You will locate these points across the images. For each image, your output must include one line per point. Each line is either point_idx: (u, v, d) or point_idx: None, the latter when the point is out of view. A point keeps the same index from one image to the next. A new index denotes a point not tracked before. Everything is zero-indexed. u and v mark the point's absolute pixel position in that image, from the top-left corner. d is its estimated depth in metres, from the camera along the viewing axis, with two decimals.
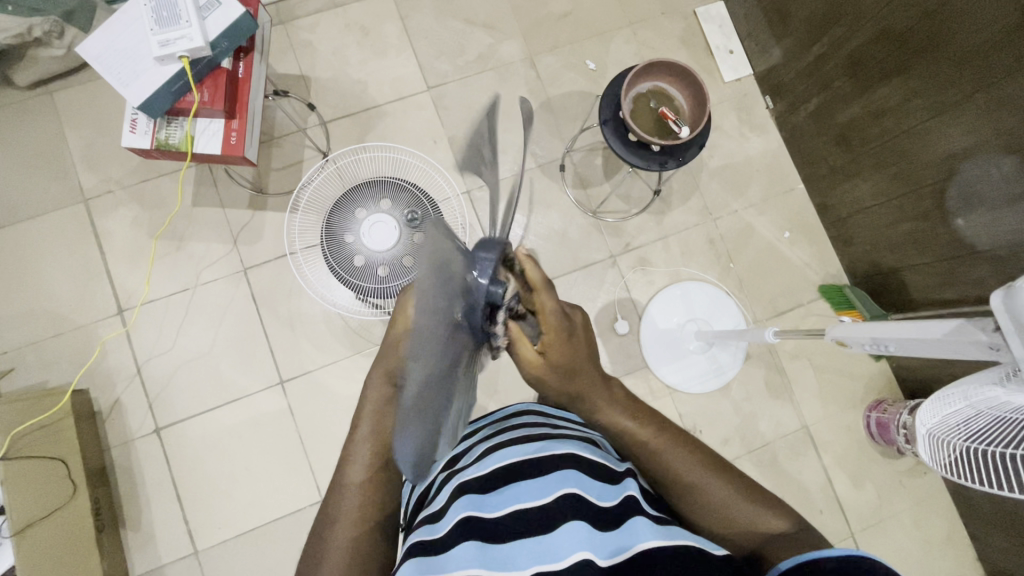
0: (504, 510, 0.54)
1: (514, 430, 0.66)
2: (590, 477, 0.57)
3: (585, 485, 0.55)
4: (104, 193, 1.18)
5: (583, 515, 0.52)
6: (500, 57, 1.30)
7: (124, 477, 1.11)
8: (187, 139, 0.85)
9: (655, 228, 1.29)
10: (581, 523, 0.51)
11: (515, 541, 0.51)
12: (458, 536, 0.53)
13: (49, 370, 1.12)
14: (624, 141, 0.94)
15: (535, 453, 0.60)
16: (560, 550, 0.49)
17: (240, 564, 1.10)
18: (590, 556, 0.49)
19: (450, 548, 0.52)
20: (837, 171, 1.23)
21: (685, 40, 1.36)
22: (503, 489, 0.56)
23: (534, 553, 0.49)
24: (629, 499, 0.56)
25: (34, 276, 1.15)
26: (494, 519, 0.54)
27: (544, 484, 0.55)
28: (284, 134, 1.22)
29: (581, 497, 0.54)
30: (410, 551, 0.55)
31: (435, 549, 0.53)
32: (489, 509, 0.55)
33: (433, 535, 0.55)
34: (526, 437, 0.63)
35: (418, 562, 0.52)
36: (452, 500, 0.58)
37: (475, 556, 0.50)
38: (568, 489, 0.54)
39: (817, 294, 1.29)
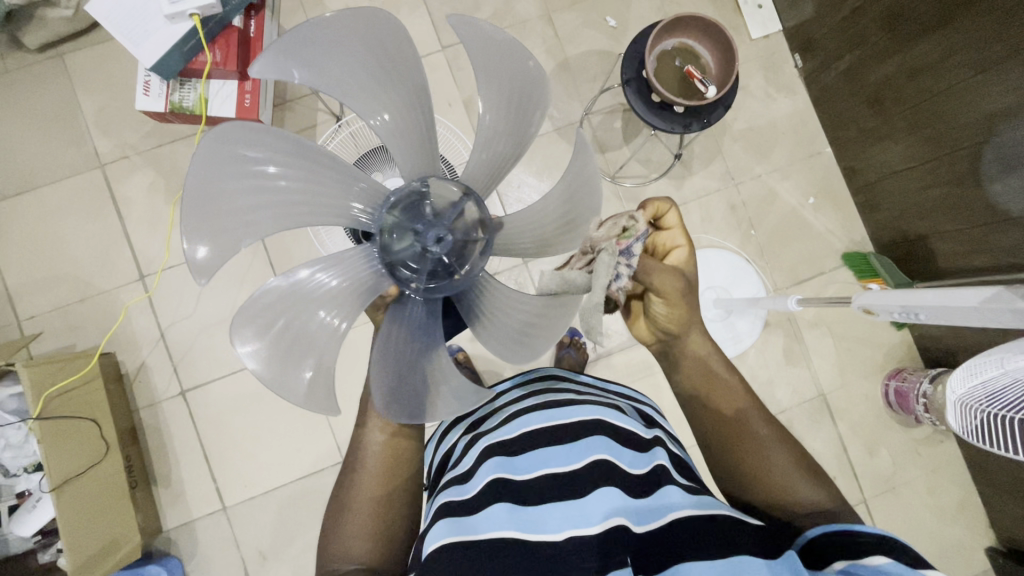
0: (534, 474, 0.55)
1: (539, 395, 0.67)
2: (620, 444, 0.57)
3: (616, 452, 0.56)
4: (120, 158, 1.17)
5: (615, 481, 0.53)
6: (516, 14, 1.25)
7: (153, 436, 1.15)
8: (202, 102, 0.84)
9: (675, 194, 1.26)
10: (615, 490, 0.52)
11: (548, 504, 0.52)
12: (489, 497, 0.54)
13: (76, 334, 1.15)
14: (647, 102, 0.91)
15: (564, 418, 0.60)
16: (596, 515, 0.50)
17: (267, 520, 1.15)
18: (624, 522, 0.50)
19: (482, 511, 0.53)
20: (867, 134, 1.18)
21: None
22: (532, 452, 0.57)
23: (567, 517, 0.50)
24: (660, 466, 0.57)
25: (56, 242, 1.16)
26: (525, 483, 0.54)
27: (575, 450, 0.56)
28: (296, 98, 1.20)
29: (612, 463, 0.55)
30: (440, 512, 0.56)
31: (467, 509, 0.54)
32: (519, 472, 0.55)
33: (463, 497, 0.56)
34: (553, 402, 0.64)
35: (450, 523, 0.53)
36: (480, 462, 0.58)
37: (508, 518, 0.51)
38: (599, 455, 0.55)
39: (840, 261, 1.26)
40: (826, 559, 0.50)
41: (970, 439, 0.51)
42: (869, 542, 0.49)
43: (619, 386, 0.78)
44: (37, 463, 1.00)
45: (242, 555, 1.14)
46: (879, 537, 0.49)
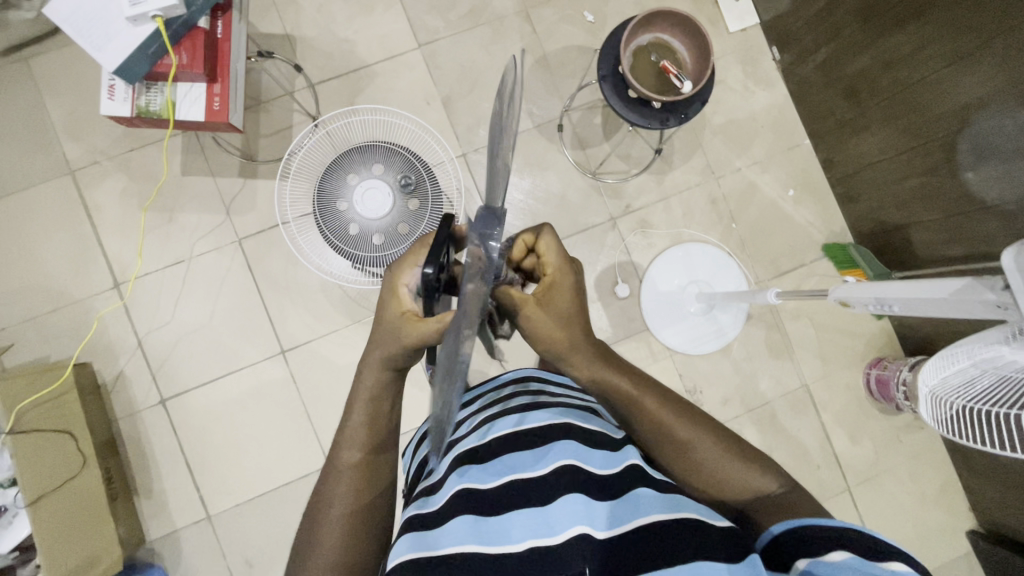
0: (498, 482, 0.54)
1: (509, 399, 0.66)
2: (589, 447, 0.57)
3: (583, 456, 0.56)
4: (90, 163, 1.15)
5: (580, 486, 0.52)
6: (493, 10, 1.24)
7: (133, 447, 1.13)
8: (169, 106, 0.82)
9: (656, 189, 1.26)
10: (578, 496, 0.51)
11: (511, 512, 0.51)
12: (454, 509, 0.53)
13: (50, 344, 1.12)
14: (624, 97, 0.90)
15: (532, 423, 0.60)
16: (560, 524, 0.50)
17: (252, 527, 1.13)
18: (586, 529, 0.49)
19: (445, 523, 0.52)
20: (844, 125, 1.18)
21: None
22: (499, 459, 0.57)
23: (528, 526, 0.50)
24: (631, 467, 0.57)
25: (26, 250, 1.13)
26: (490, 492, 0.54)
27: (541, 454, 0.56)
28: (271, 98, 1.18)
29: (580, 468, 0.54)
30: (407, 524, 0.56)
31: (430, 522, 0.54)
32: (484, 481, 0.55)
33: (429, 508, 0.55)
34: (522, 407, 0.63)
35: (412, 538, 0.53)
36: (448, 472, 0.58)
37: (469, 531, 0.51)
38: (566, 460, 0.55)
39: (820, 253, 1.27)
40: (790, 558, 0.50)
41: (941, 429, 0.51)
42: (832, 539, 0.49)
43: None
44: (11, 478, 0.98)
45: (228, 563, 1.12)
46: (840, 530, 0.50)
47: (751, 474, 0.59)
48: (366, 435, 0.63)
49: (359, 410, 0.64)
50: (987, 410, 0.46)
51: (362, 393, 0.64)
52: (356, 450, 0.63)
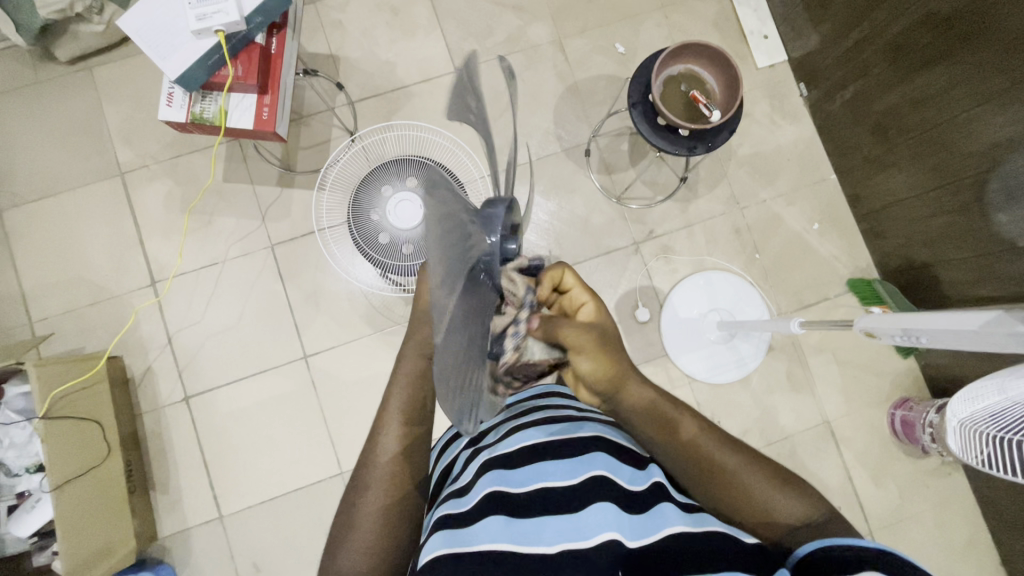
0: (530, 486, 0.56)
1: (539, 410, 0.68)
2: (618, 461, 0.59)
3: (614, 469, 0.58)
4: (139, 167, 1.21)
5: (611, 496, 0.54)
6: (528, 39, 1.29)
7: (155, 442, 1.15)
8: (221, 114, 0.86)
9: (680, 217, 1.27)
10: (610, 505, 0.53)
11: (545, 516, 0.52)
12: (486, 510, 0.54)
13: (86, 337, 1.16)
14: (653, 124, 0.93)
15: (562, 434, 0.62)
16: (591, 529, 0.51)
17: (262, 531, 1.14)
18: (616, 536, 0.50)
19: (478, 522, 0.54)
20: (872, 162, 1.19)
21: (718, 24, 1.32)
22: (530, 465, 0.58)
23: (562, 529, 0.51)
24: (656, 483, 0.59)
25: (73, 246, 1.19)
26: (521, 495, 0.55)
27: (573, 464, 0.57)
28: (312, 113, 1.24)
29: (610, 479, 0.56)
30: (437, 523, 0.57)
31: (462, 522, 0.55)
32: (516, 485, 0.56)
33: (460, 509, 0.57)
34: (555, 418, 0.65)
35: (446, 534, 0.54)
36: (479, 475, 0.59)
37: (502, 530, 0.52)
38: (597, 471, 0.56)
39: (845, 287, 1.27)
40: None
41: (969, 459, 0.51)
42: (862, 560, 0.49)
43: None
44: (38, 464, 1.01)
45: (236, 565, 1.13)
46: (875, 552, 0.49)
47: (775, 496, 0.59)
48: (402, 418, 0.67)
49: (396, 396, 0.68)
50: (1016, 440, 0.46)
51: (401, 379, 0.69)
52: (393, 433, 0.67)
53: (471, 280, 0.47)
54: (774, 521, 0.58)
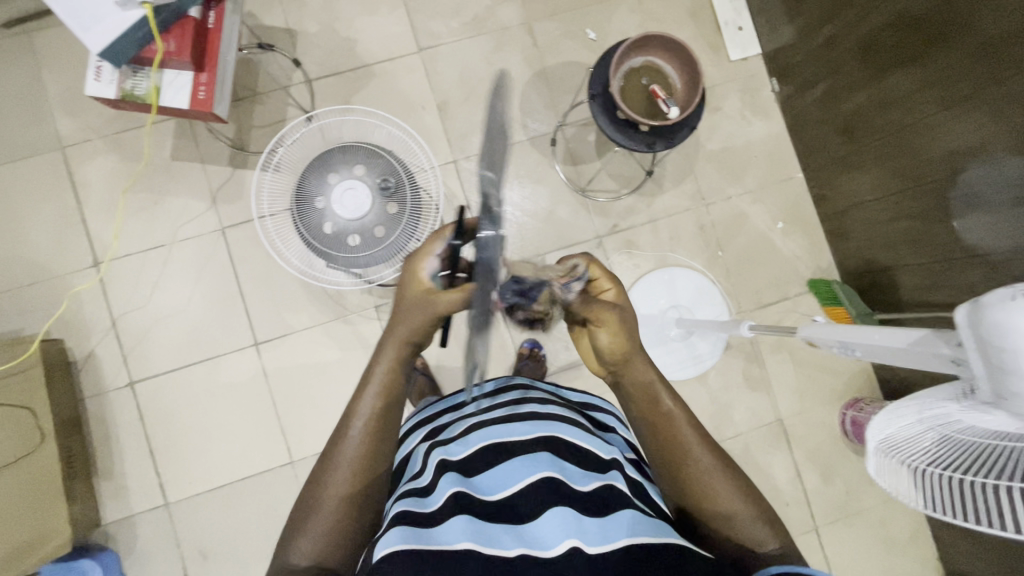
0: (494, 497, 0.59)
1: (502, 411, 0.70)
2: (575, 467, 0.61)
3: (570, 475, 0.60)
4: (81, 140, 1.15)
5: (568, 502, 0.56)
6: (496, 21, 1.25)
7: (98, 427, 1.12)
8: (153, 92, 0.81)
9: (645, 211, 1.25)
10: (567, 512, 0.55)
11: (504, 526, 0.55)
12: (451, 512, 0.56)
13: (25, 318, 1.12)
14: (612, 118, 0.91)
15: (522, 437, 0.64)
16: (551, 539, 0.53)
17: (210, 517, 1.13)
18: (577, 543, 0.53)
19: (441, 524, 0.55)
20: (837, 162, 1.19)
21: (692, 13, 1.29)
22: (491, 476, 0.61)
23: (522, 538, 0.54)
24: (616, 486, 0.59)
25: (10, 222, 1.13)
26: (484, 504, 0.58)
27: (534, 469, 0.60)
28: (267, 90, 1.18)
29: (567, 486, 0.58)
30: (397, 519, 0.56)
31: (426, 521, 0.56)
32: (478, 492, 0.60)
33: (423, 509, 0.58)
34: (518, 420, 0.67)
35: (405, 529, 0.54)
36: (440, 479, 0.61)
37: (465, 530, 0.54)
38: (552, 475, 0.59)
39: (804, 288, 1.27)
40: None
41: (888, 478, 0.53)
42: None
43: (577, 395, 0.83)
44: None
45: (182, 552, 1.12)
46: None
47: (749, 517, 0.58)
48: (377, 406, 0.62)
49: (375, 377, 0.63)
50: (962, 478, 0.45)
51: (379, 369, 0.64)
52: (361, 424, 0.62)
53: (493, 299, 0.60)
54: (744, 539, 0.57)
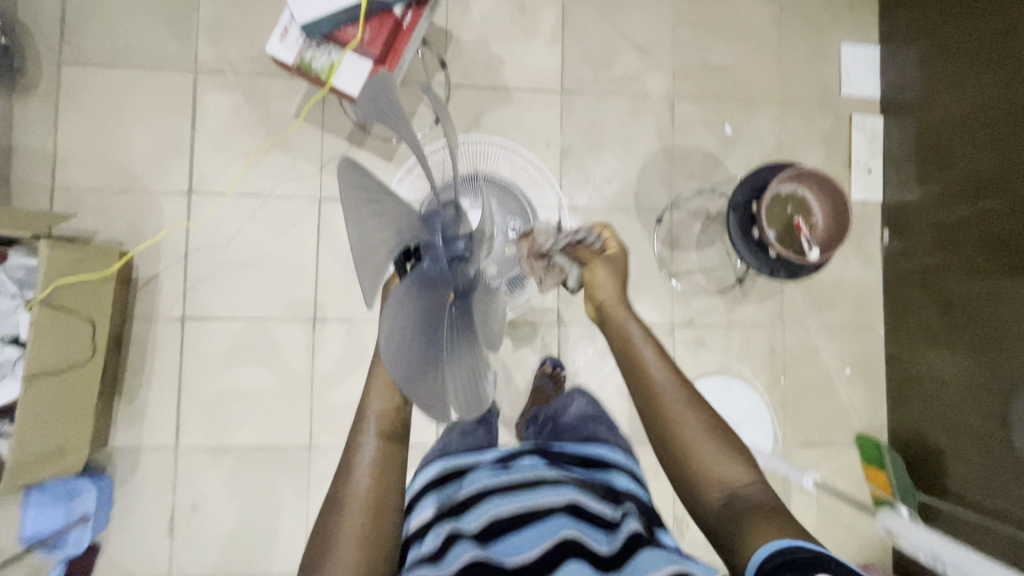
0: (507, 559, 0.61)
1: (504, 473, 0.72)
2: (586, 524, 0.65)
3: (582, 532, 0.64)
4: (215, 70, 1.15)
5: (583, 557, 0.60)
6: (642, 87, 1.25)
7: (136, 350, 1.11)
8: (331, 69, 0.85)
9: (724, 314, 1.24)
10: (584, 568, 0.59)
11: None
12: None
13: (104, 222, 1.11)
14: (745, 233, 0.92)
15: (526, 503, 0.67)
16: None
17: (213, 474, 1.11)
18: None
19: None
20: (923, 334, 1.18)
21: (828, 140, 1.29)
22: (502, 538, 0.63)
23: None
24: (629, 537, 0.64)
25: (120, 125, 1.13)
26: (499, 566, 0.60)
27: (544, 531, 0.63)
28: (407, 81, 1.18)
29: (580, 542, 0.62)
30: None
31: None
32: (493, 556, 0.61)
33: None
34: (521, 484, 0.70)
35: None
36: (452, 546, 0.62)
37: None
38: (566, 532, 0.63)
39: (850, 439, 1.26)
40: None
41: None
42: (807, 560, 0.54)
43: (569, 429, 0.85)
44: (13, 336, 0.94)
45: (175, 498, 1.10)
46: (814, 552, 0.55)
47: (726, 464, 0.66)
48: (381, 425, 0.66)
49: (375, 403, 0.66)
50: None
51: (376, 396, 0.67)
52: (374, 438, 0.65)
53: (424, 281, 0.58)
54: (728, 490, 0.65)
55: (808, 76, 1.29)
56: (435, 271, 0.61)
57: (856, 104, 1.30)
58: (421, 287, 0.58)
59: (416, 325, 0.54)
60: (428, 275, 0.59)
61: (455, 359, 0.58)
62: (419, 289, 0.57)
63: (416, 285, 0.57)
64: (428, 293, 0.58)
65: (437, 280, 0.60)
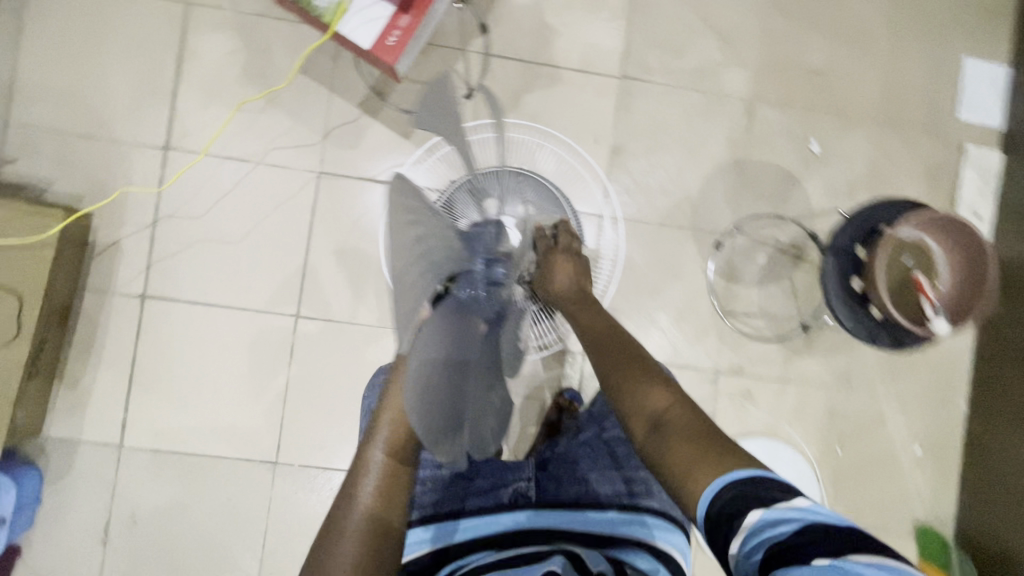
0: None
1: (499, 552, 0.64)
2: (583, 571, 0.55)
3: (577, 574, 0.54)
4: (211, 4, 0.95)
5: None
6: (718, 83, 1.04)
7: (85, 327, 0.94)
8: (338, 11, 0.68)
9: (780, 366, 1.04)
10: None
11: None
12: None
13: (62, 172, 0.93)
14: (845, 285, 0.72)
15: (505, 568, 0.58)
16: None
17: (160, 482, 0.94)
18: None
19: None
20: (1014, 422, 0.98)
21: (933, 173, 1.07)
22: None
23: None
24: None
25: (93, 58, 0.94)
26: None
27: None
28: (438, 44, 0.98)
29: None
30: None
31: None
32: None
33: None
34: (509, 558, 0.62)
35: None
36: None
37: None
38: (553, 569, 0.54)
39: (910, 530, 1.06)
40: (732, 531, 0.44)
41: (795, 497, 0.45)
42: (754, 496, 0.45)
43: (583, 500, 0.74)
44: None
45: (113, 506, 0.94)
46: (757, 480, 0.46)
47: (674, 413, 0.55)
48: (388, 440, 0.60)
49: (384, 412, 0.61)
50: None
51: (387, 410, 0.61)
52: (379, 453, 0.60)
53: (454, 310, 0.48)
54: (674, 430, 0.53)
55: (918, 92, 1.07)
56: (467, 303, 0.51)
57: (972, 134, 1.08)
58: (450, 319, 0.47)
59: (443, 372, 0.43)
60: (457, 307, 0.49)
61: (484, 402, 0.49)
62: (449, 322, 0.47)
63: (447, 319, 0.46)
64: (460, 324, 0.47)
65: (465, 312, 0.50)
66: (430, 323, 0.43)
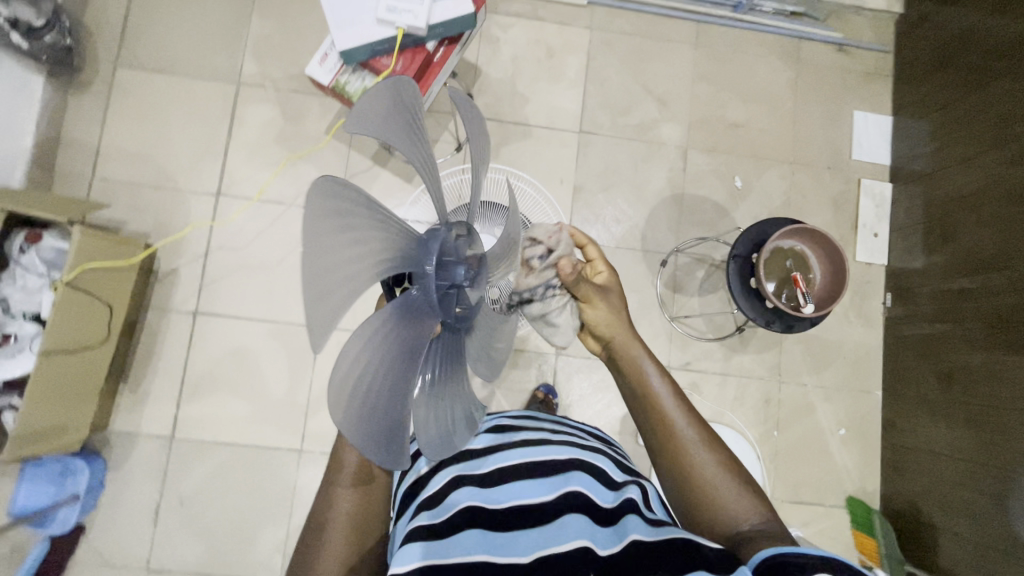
0: (506, 504, 0.58)
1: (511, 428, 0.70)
2: (593, 479, 0.62)
3: (588, 487, 0.60)
4: (256, 84, 1.22)
5: (581, 510, 0.57)
6: (657, 134, 1.30)
7: (146, 338, 1.15)
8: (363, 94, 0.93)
9: (721, 362, 1.25)
10: (581, 518, 0.56)
11: (519, 531, 0.56)
12: (462, 521, 0.56)
13: (134, 214, 1.17)
14: (744, 283, 0.94)
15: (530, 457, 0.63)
16: (566, 536, 0.54)
17: (204, 468, 1.13)
18: (589, 544, 0.53)
19: (455, 534, 0.55)
20: (922, 404, 1.17)
21: (837, 202, 1.32)
22: (501, 486, 0.60)
23: (537, 542, 0.54)
24: (629, 500, 0.59)
25: (162, 126, 1.20)
26: (495, 511, 0.58)
27: (549, 481, 0.60)
28: (434, 110, 1.25)
29: (582, 494, 0.59)
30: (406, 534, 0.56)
31: (439, 531, 0.55)
32: (490, 501, 0.59)
33: (435, 520, 0.57)
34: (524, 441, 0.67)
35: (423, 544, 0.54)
36: (449, 485, 0.60)
37: (478, 542, 0.54)
38: (571, 486, 0.59)
39: (842, 502, 1.24)
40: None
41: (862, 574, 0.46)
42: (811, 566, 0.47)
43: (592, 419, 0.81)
44: (35, 314, 0.98)
45: (163, 489, 1.12)
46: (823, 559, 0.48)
47: (730, 489, 0.63)
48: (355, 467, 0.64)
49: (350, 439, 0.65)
50: None
51: None
52: (348, 487, 0.63)
53: (405, 318, 0.45)
54: (724, 517, 0.61)
55: (820, 138, 1.33)
56: (425, 307, 0.47)
57: (866, 170, 1.33)
58: (398, 329, 0.44)
59: (370, 378, 0.42)
60: (409, 316, 0.45)
61: (432, 402, 0.50)
62: (397, 331, 0.44)
63: (394, 334, 0.44)
64: (403, 337, 0.44)
65: (423, 314, 0.47)
66: (369, 331, 0.41)
